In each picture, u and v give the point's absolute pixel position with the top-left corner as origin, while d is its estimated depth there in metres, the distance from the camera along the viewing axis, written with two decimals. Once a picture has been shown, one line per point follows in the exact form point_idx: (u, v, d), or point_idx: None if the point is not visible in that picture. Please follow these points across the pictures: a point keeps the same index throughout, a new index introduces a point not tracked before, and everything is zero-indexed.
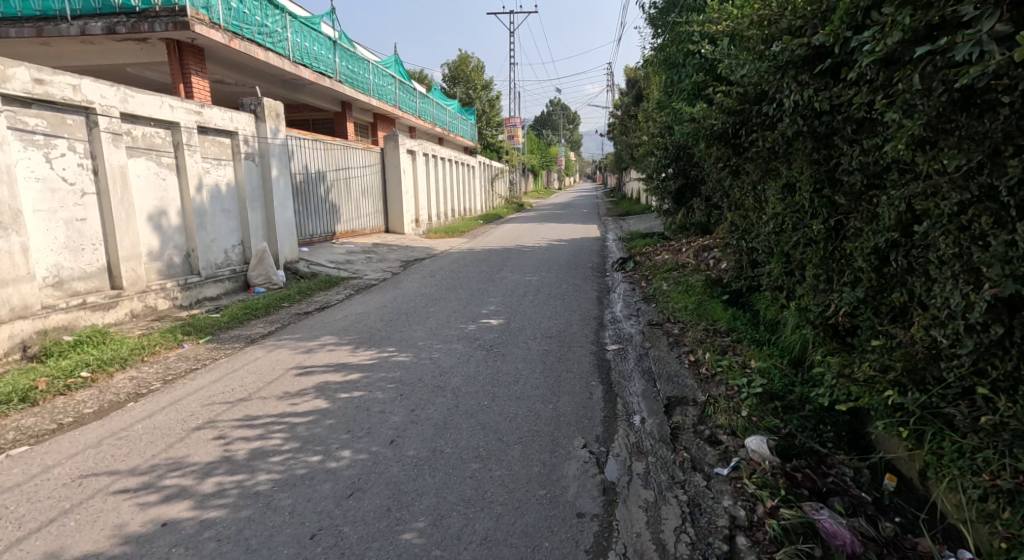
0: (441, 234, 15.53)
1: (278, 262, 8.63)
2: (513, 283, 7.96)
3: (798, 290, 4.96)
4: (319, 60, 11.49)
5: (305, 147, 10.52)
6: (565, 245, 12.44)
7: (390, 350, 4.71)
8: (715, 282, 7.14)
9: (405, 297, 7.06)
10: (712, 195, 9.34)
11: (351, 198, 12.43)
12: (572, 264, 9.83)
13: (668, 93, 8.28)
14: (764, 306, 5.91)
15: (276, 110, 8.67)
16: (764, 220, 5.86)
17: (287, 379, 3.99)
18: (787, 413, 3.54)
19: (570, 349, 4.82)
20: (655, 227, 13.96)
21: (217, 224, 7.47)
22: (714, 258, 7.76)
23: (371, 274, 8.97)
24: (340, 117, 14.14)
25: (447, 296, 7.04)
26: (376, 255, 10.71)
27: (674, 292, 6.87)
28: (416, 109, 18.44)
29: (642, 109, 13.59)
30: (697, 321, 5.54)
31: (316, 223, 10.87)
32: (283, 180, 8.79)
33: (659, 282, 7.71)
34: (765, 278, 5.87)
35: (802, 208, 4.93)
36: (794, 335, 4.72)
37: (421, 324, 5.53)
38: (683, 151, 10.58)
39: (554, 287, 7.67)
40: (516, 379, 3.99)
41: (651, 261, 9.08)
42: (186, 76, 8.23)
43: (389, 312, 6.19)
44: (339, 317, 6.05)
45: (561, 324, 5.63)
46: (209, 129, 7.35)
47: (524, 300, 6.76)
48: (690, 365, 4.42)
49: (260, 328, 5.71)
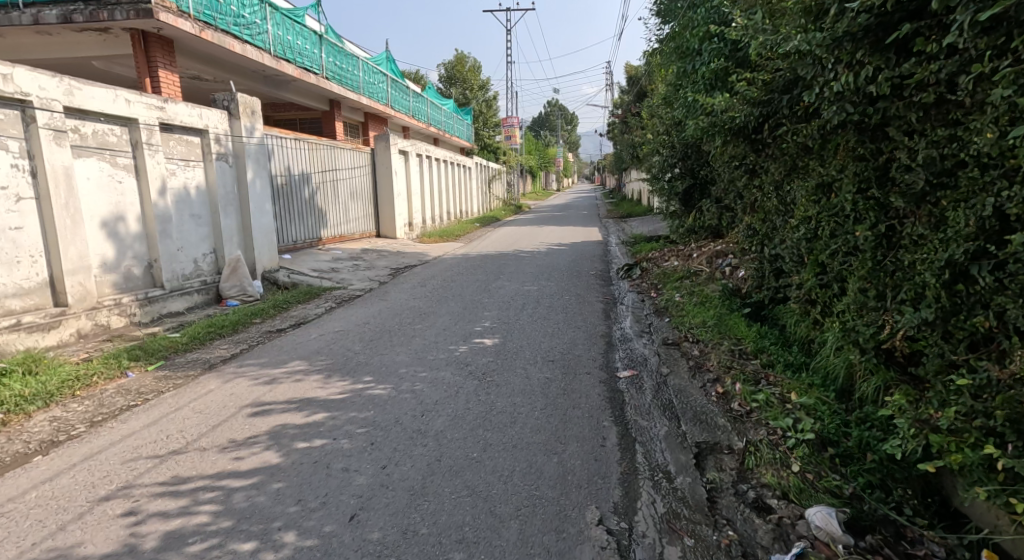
0: (436, 239, 14.85)
1: (255, 272, 7.96)
2: (511, 293, 7.29)
3: (838, 307, 4.31)
4: (302, 55, 10.86)
5: (288, 147, 9.85)
6: (567, 250, 11.78)
7: (367, 380, 4.03)
8: (733, 292, 6.49)
9: (392, 311, 6.39)
10: (725, 196, 8.71)
11: (339, 201, 11.77)
12: (574, 271, 9.18)
13: (680, 85, 7.63)
14: (793, 322, 5.26)
15: (252, 106, 8.01)
16: (793, 225, 5.22)
17: (237, 422, 3.30)
18: (846, 465, 2.88)
19: (575, 377, 4.16)
20: (660, 230, 13.34)
21: (184, 231, 6.80)
22: (730, 266, 7.13)
23: (356, 284, 8.29)
24: (329, 117, 13.51)
25: (437, 309, 6.38)
26: (365, 262, 10.04)
27: (690, 305, 6.22)
28: (409, 108, 17.80)
29: (647, 107, 12.99)
30: (720, 340, 4.88)
31: (300, 229, 10.21)
32: (260, 183, 8.13)
33: (671, 292, 7.05)
34: (795, 290, 5.22)
35: (842, 212, 4.29)
36: (836, 359, 4.07)
37: (405, 346, 4.85)
38: (692, 149, 9.95)
39: (555, 298, 7.01)
40: (513, 421, 3.32)
41: (659, 267, 8.44)
42: (153, 70, 7.59)
43: (372, 330, 5.51)
44: (314, 336, 5.38)
45: (565, 345, 4.97)
46: (174, 127, 6.69)
47: (522, 315, 6.09)
48: (719, 397, 3.76)
49: (223, 350, 5.03)
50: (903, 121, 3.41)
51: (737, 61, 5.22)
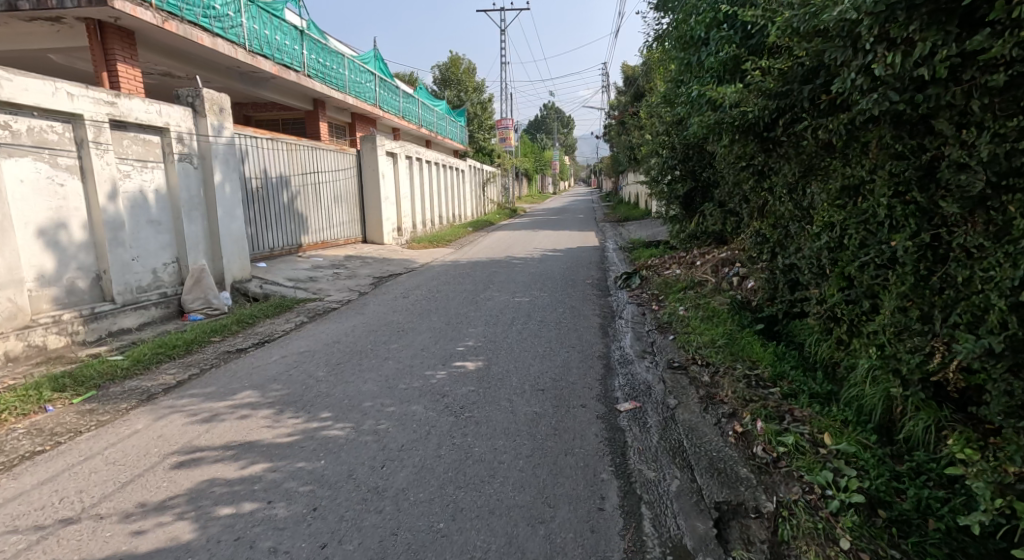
0: (426, 244, 14.28)
1: (224, 282, 7.36)
2: (500, 305, 6.71)
3: (871, 328, 3.74)
4: (281, 50, 10.30)
5: (264, 148, 9.26)
6: (562, 256, 11.24)
7: (324, 417, 3.43)
8: (743, 305, 5.94)
9: (367, 328, 5.80)
10: (730, 198, 8.18)
11: (321, 206, 11.18)
12: (569, 279, 8.62)
13: (684, 81, 7.08)
14: (813, 341, 4.71)
15: (220, 103, 7.43)
16: (812, 232, 4.67)
17: (152, 478, 2.70)
18: (904, 537, 2.31)
19: (568, 412, 3.58)
20: (659, 234, 12.83)
21: (140, 239, 6.20)
22: (738, 275, 6.59)
23: (334, 295, 7.70)
24: (313, 117, 12.93)
25: (418, 325, 5.79)
26: (346, 270, 9.45)
27: (696, 319, 5.65)
28: (398, 109, 17.23)
29: (645, 106, 12.50)
30: (734, 363, 4.30)
31: (278, 235, 9.61)
32: (230, 186, 7.54)
33: (674, 305, 6.49)
34: (815, 304, 4.66)
35: (873, 218, 3.74)
36: (871, 390, 3.51)
37: (374, 372, 4.26)
38: (693, 150, 9.43)
39: (548, 311, 6.44)
40: (493, 475, 2.74)
41: (660, 276, 7.89)
42: (111, 63, 6.98)
43: (341, 351, 4.91)
44: (275, 357, 4.83)
45: (557, 369, 4.39)
46: (129, 125, 6.11)
47: (510, 331, 5.51)
48: (737, 439, 3.18)
49: (168, 376, 4.42)
50: (955, 110, 2.86)
51: (752, 48, 4.67)
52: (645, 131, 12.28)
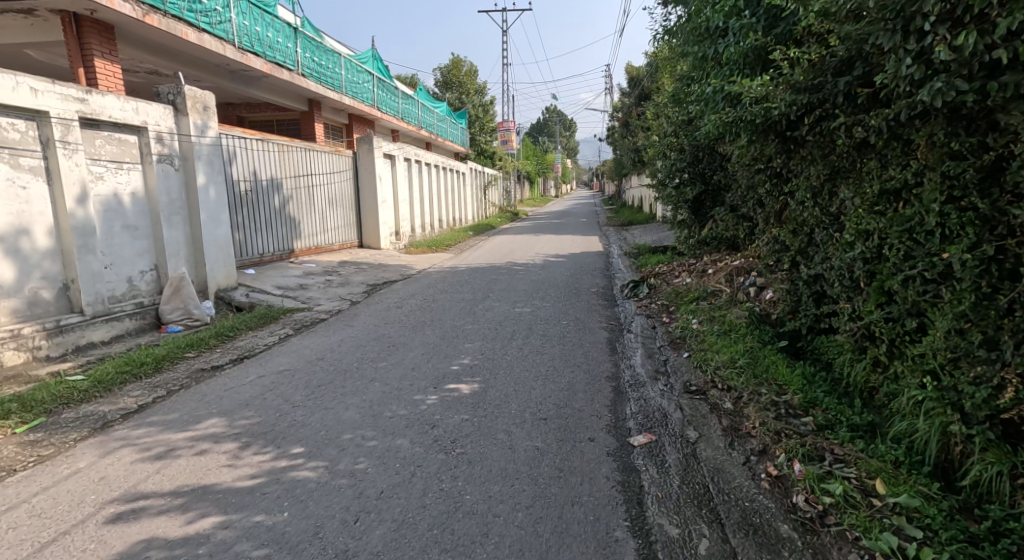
0: (425, 249, 13.88)
1: (207, 291, 6.95)
2: (501, 317, 6.30)
3: (918, 352, 3.30)
4: (273, 48, 9.92)
5: (254, 149, 8.86)
6: (566, 262, 10.84)
7: (295, 454, 2.99)
8: (762, 319, 5.51)
9: (356, 342, 5.37)
10: (745, 202, 7.76)
11: (314, 209, 10.77)
12: (573, 287, 8.21)
13: (698, 78, 6.65)
14: (843, 362, 4.28)
15: (205, 101, 7.02)
16: (842, 242, 4.25)
17: (79, 537, 2.27)
18: None
19: (575, 447, 3.14)
20: (666, 239, 12.43)
21: (113, 245, 5.78)
22: (755, 286, 6.19)
23: (324, 305, 7.29)
24: (308, 117, 12.55)
25: (410, 340, 5.36)
26: (339, 277, 9.04)
27: (713, 333, 5.22)
28: (398, 110, 16.85)
29: (652, 106, 12.11)
30: (759, 387, 3.86)
31: (269, 241, 9.20)
32: (215, 189, 7.13)
33: (687, 317, 6.05)
34: (845, 320, 4.23)
35: (921, 227, 3.31)
36: (920, 424, 3.08)
37: (359, 397, 3.83)
38: (703, 152, 9.02)
39: (551, 323, 6.00)
40: (489, 536, 2.31)
41: (670, 286, 7.48)
42: (88, 58, 6.57)
43: (325, 370, 4.47)
44: (252, 378, 4.30)
45: (561, 394, 3.94)
46: (103, 124, 5.70)
47: (510, 347, 5.08)
48: (772, 484, 2.75)
49: (130, 398, 3.98)
50: None
51: (778, 37, 4.25)
52: (651, 132, 11.88)
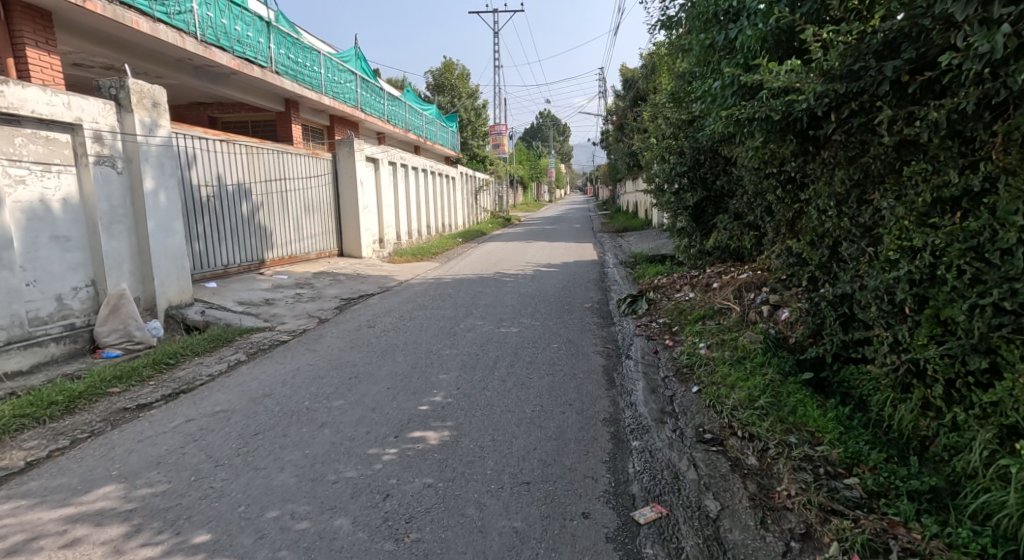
0: (410, 257, 13.17)
1: (156, 309, 6.23)
2: (484, 339, 5.61)
3: (992, 401, 2.66)
4: (241, 43, 9.28)
5: (219, 150, 8.16)
6: (558, 273, 10.17)
7: (196, 546, 2.29)
8: (778, 344, 4.85)
9: (314, 371, 4.65)
10: (755, 207, 7.09)
11: (288, 216, 10.05)
12: (566, 302, 7.53)
13: (705, 73, 5.99)
14: (881, 401, 3.61)
15: (155, 97, 6.30)
16: (881, 257, 3.59)
17: None
18: None
19: (564, 529, 2.47)
20: (664, 247, 11.77)
21: (38, 259, 5.07)
22: (768, 304, 5.54)
23: (289, 324, 6.57)
24: (285, 118, 11.86)
25: (376, 369, 4.65)
26: (312, 291, 8.33)
27: (725, 361, 4.54)
28: (383, 112, 16.16)
29: (650, 105, 11.47)
30: (788, 436, 3.18)
31: (235, 250, 8.48)
32: (167, 195, 6.42)
33: (693, 340, 5.37)
34: (884, 351, 3.57)
35: (996, 247, 2.67)
36: (995, 499, 2.43)
37: (302, 451, 3.13)
38: (706, 155, 8.36)
39: (539, 347, 5.30)
40: None
41: (673, 301, 6.82)
42: (18, 46, 5.82)
43: (268, 411, 3.75)
44: (178, 423, 3.56)
45: (549, 446, 3.25)
46: (24, 120, 4.99)
47: (491, 379, 4.38)
48: None
49: (22, 450, 3.24)
50: None
51: (806, 15, 3.60)
52: (648, 135, 11.23)
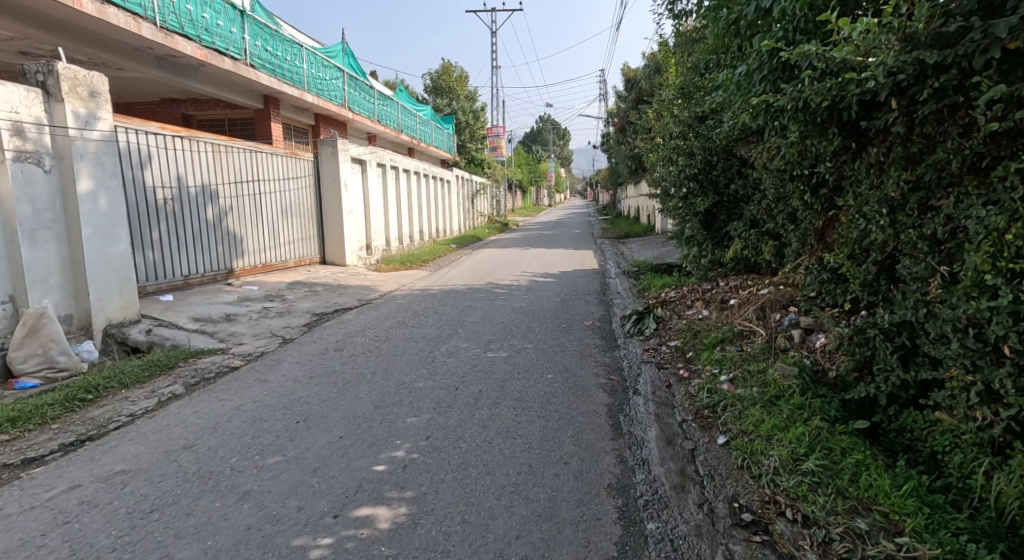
0: (397, 265, 12.37)
1: (93, 328, 5.45)
2: (466, 368, 4.79)
3: None
4: (209, 32, 8.58)
5: (180, 148, 7.38)
6: (555, 284, 9.36)
7: None
8: (815, 378, 4.02)
9: (256, 412, 3.83)
10: (776, 215, 6.28)
11: (262, 220, 9.25)
12: (563, 319, 6.71)
13: (727, 59, 5.20)
14: (967, 465, 2.79)
15: (94, 85, 5.52)
16: (968, 279, 2.80)
17: None
18: None
19: None
20: (669, 256, 10.96)
21: None
22: (798, 327, 4.76)
23: (248, 345, 5.77)
24: (263, 116, 11.10)
25: (331, 410, 3.83)
26: (282, 304, 7.54)
27: (755, 401, 3.71)
28: (373, 111, 15.38)
29: (656, 103, 10.65)
30: (855, 522, 2.38)
31: (198, 258, 7.69)
32: (108, 198, 5.63)
33: (711, 371, 4.54)
34: (971, 402, 2.78)
35: None
36: None
37: (204, 543, 2.33)
38: (718, 156, 7.47)
39: (530, 379, 4.49)
40: None
41: (684, 320, 6.02)
42: None
43: (179, 472, 2.93)
44: (56, 493, 2.74)
45: (537, 534, 2.45)
46: None
47: (468, 426, 3.56)
48: None
49: None
50: None
51: None
52: (653, 136, 10.43)
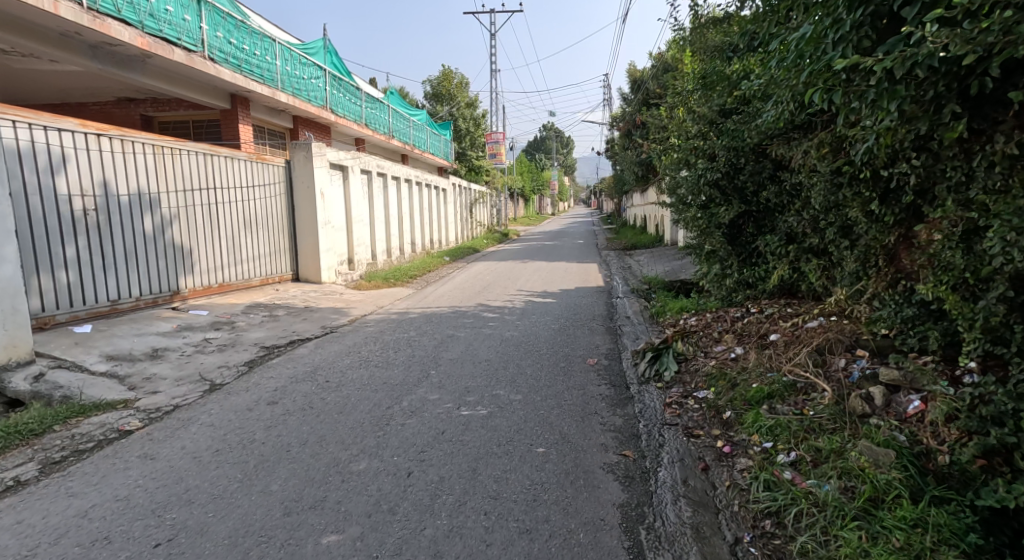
0: (380, 282, 11.14)
1: None
2: (428, 437, 3.55)
3: None
4: (153, 18, 7.46)
5: (106, 149, 6.23)
6: (554, 306, 8.12)
7: None
8: (918, 468, 2.73)
9: (108, 521, 2.60)
10: (826, 228, 5.03)
11: (218, 233, 8.07)
12: (562, 357, 5.47)
13: (775, 27, 3.96)
14: None
15: None
16: None
17: None
18: None
19: None
20: (683, 273, 9.71)
21: None
22: (875, 382, 3.50)
23: (163, 393, 4.55)
24: (230, 116, 9.95)
25: (215, 520, 2.61)
26: (227, 334, 6.34)
27: (843, 512, 2.48)
28: (359, 114, 14.20)
29: (667, 101, 9.44)
30: None
31: (132, 279, 6.53)
32: None
33: (762, 446, 3.28)
34: None
35: None
36: None
37: None
38: (747, 157, 6.16)
39: (513, 459, 3.25)
40: None
41: (714, 361, 4.78)
42: None
43: None
44: None
45: None
46: None
47: (410, 556, 2.35)
48: None
49: None
50: None
51: None
52: (665, 137, 9.20)
